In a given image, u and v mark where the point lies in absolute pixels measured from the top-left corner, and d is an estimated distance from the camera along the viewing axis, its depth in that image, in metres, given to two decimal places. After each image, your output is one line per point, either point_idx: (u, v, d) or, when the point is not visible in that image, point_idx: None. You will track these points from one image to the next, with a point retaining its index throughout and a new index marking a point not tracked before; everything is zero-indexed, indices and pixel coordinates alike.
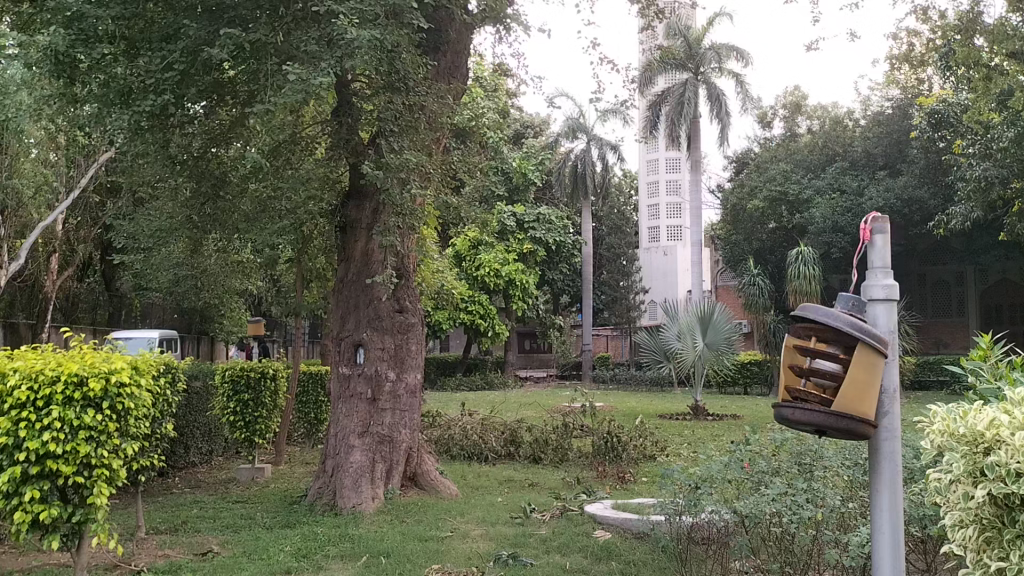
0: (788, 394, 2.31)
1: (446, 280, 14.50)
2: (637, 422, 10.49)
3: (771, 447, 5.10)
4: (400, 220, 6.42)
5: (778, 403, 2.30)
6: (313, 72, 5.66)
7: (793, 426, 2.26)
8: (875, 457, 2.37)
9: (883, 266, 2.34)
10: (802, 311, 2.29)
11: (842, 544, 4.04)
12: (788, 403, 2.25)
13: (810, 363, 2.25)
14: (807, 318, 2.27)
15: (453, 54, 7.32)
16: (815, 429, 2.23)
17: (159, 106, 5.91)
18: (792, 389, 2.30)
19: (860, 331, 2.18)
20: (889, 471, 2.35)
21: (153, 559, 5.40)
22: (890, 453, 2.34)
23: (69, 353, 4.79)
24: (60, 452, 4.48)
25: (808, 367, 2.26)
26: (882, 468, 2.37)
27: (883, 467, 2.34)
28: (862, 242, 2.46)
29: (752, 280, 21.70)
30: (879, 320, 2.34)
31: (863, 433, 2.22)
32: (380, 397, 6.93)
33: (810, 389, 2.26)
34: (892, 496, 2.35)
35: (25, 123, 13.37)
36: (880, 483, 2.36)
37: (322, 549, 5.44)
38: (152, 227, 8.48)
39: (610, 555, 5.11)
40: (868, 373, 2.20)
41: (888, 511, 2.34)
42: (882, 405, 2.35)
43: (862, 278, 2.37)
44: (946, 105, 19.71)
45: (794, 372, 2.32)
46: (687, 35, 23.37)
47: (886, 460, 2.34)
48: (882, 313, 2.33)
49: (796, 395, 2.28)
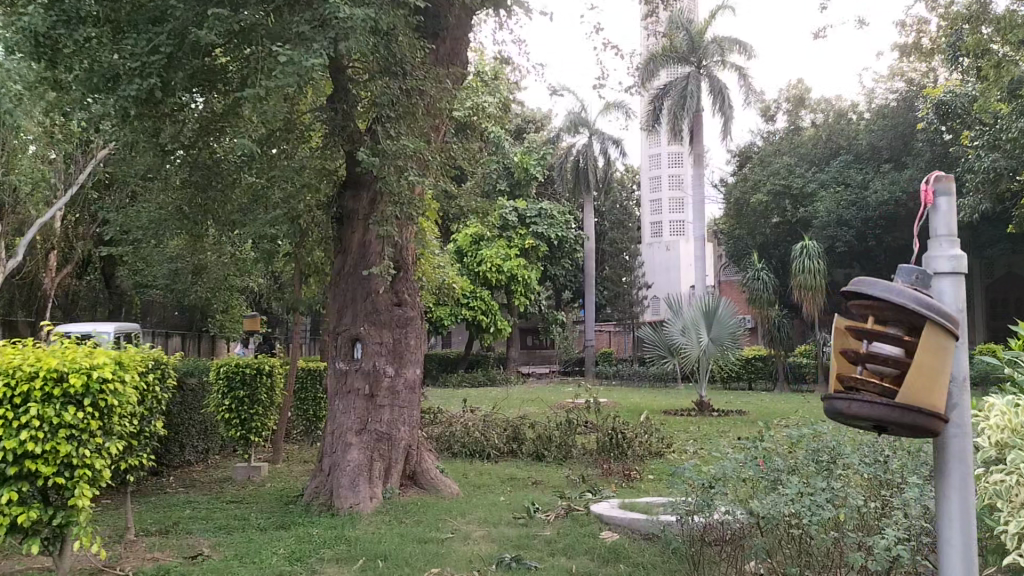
0: (841, 385, 1.93)
1: (445, 275, 14.27)
2: (642, 417, 10.28)
3: (788, 445, 4.87)
4: (398, 209, 6.19)
5: (829, 395, 1.92)
6: (304, 53, 5.45)
7: (850, 424, 1.87)
8: (942, 457, 1.95)
9: (951, 234, 1.98)
10: (855, 286, 1.91)
11: (866, 548, 3.80)
12: (840, 395, 1.88)
13: (867, 346, 1.87)
14: (862, 292, 1.88)
15: (452, 39, 7.07)
16: (874, 426, 1.84)
17: (144, 91, 5.67)
18: (845, 379, 1.93)
19: (926, 307, 1.81)
20: (959, 476, 1.93)
21: (140, 563, 5.18)
22: (961, 453, 1.91)
23: (49, 348, 4.57)
24: (39, 451, 4.25)
25: (865, 351, 1.88)
26: (952, 472, 1.94)
27: (952, 472, 1.92)
28: (922, 207, 2.07)
29: (756, 274, 21.49)
30: (945, 297, 1.97)
31: (930, 431, 1.83)
32: (379, 392, 6.70)
33: (867, 378, 1.88)
34: (963, 503, 1.93)
35: (22, 117, 13.17)
36: (948, 489, 1.93)
37: (317, 552, 5.21)
38: (142, 223, 8.26)
39: (619, 558, 4.89)
40: (938, 359, 1.82)
41: (959, 522, 1.91)
42: (951, 394, 1.94)
43: (925, 251, 2.00)
44: (954, 96, 19.35)
45: (848, 359, 1.94)
46: (690, 28, 23.07)
47: (956, 463, 1.91)
48: (948, 287, 1.96)
49: (850, 385, 1.90)
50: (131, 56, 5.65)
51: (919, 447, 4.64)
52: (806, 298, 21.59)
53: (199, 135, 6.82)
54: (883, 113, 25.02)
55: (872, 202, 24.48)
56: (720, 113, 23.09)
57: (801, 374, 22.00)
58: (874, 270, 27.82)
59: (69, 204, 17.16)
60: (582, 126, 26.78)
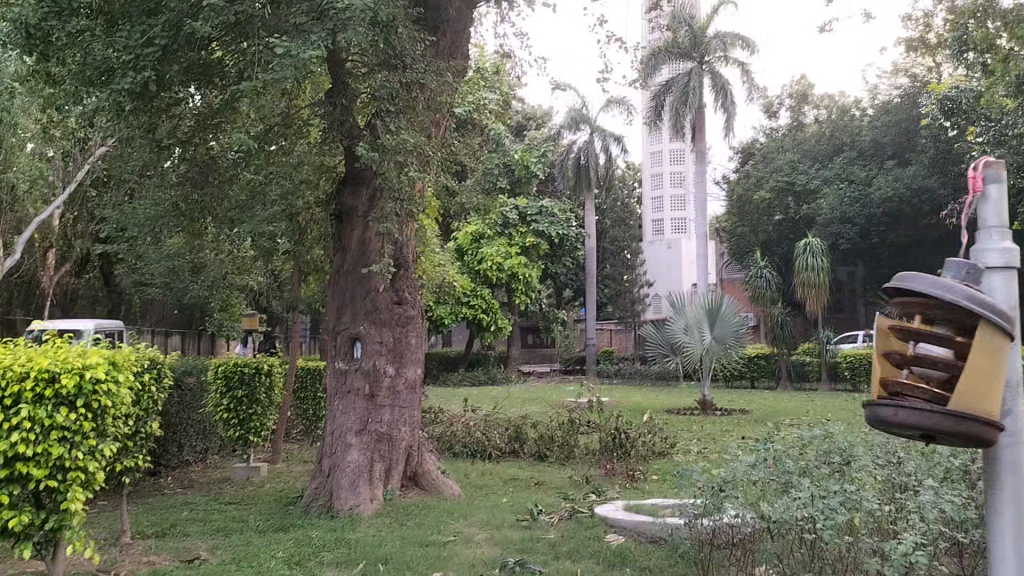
0: (884, 390, 1.91)
1: (446, 273, 14.12)
2: (646, 417, 10.16)
3: (798, 446, 4.76)
4: (399, 205, 6.06)
5: (872, 401, 1.89)
6: (302, 45, 5.34)
7: (897, 431, 1.85)
8: (994, 468, 1.92)
9: (1001, 224, 1.92)
10: (902, 283, 1.88)
11: (882, 553, 3.69)
12: (886, 402, 1.85)
13: (915, 348, 1.84)
14: (910, 290, 1.85)
15: (453, 32, 6.94)
16: (924, 433, 1.82)
17: (139, 83, 5.56)
18: (889, 383, 1.90)
19: (982, 306, 1.76)
20: (1012, 488, 1.90)
21: (137, 566, 5.07)
22: (1014, 465, 1.89)
23: (41, 348, 4.44)
24: (31, 454, 4.11)
25: (911, 354, 1.85)
26: (1004, 484, 1.91)
27: (1005, 484, 1.89)
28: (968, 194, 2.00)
29: (759, 273, 21.42)
30: (995, 293, 1.91)
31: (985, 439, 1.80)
32: (379, 392, 6.59)
33: (914, 383, 1.84)
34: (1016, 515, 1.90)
35: (19, 114, 13.05)
36: (1000, 502, 1.90)
37: (317, 556, 5.10)
38: (136, 221, 8.13)
39: (625, 562, 4.78)
40: (991, 362, 1.78)
41: (1013, 537, 1.88)
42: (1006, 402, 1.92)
43: (974, 242, 1.94)
44: (959, 92, 19.21)
45: (892, 362, 1.90)
46: (692, 24, 22.90)
47: (1010, 474, 1.89)
48: (999, 283, 1.91)
49: (895, 391, 1.87)
50: (125, 48, 5.53)
51: (934, 449, 4.52)
52: (809, 295, 21.46)
53: (195, 131, 6.70)
54: (886, 109, 24.94)
55: (876, 199, 24.53)
56: (722, 110, 22.96)
57: (804, 373, 21.93)
58: (877, 268, 27.69)
59: (67, 202, 17.03)
60: (583, 123, 26.65)
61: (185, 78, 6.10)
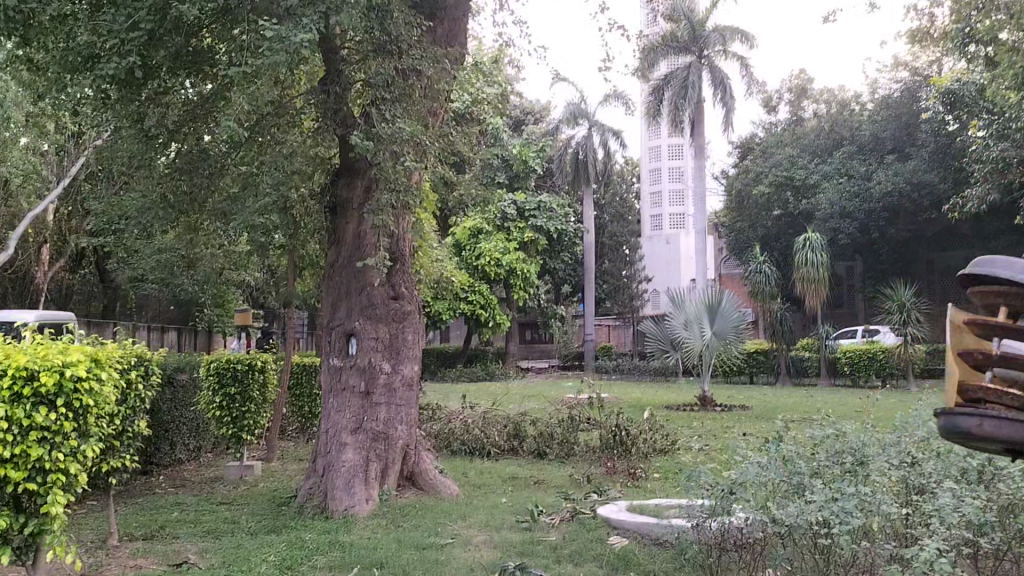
0: (959, 398, 1.63)
1: (444, 268, 13.91)
2: (647, 414, 9.98)
3: (811, 445, 4.58)
4: (394, 197, 5.87)
5: (949, 411, 1.61)
6: (293, 28, 5.20)
7: (979, 444, 1.58)
8: None
9: None
10: (980, 264, 1.63)
11: (903, 559, 3.51)
12: (966, 410, 1.59)
13: (1002, 346, 1.59)
14: (991, 274, 1.61)
15: (451, 20, 6.76)
16: (1013, 450, 1.56)
17: (123, 70, 5.38)
18: (965, 389, 1.63)
19: None
20: None
21: (122, 571, 4.88)
22: None
23: (20, 345, 4.25)
24: (9, 456, 3.91)
25: (997, 354, 1.59)
26: None
27: None
28: None
29: (759, 268, 21.05)
30: None
31: None
32: (375, 390, 6.40)
33: (997, 388, 1.59)
34: None
35: (11, 107, 12.82)
36: None
37: (310, 560, 4.92)
38: (125, 215, 7.96)
39: (629, 565, 4.59)
40: None
41: None
42: None
43: None
44: (962, 85, 19.06)
45: (973, 366, 1.63)
46: (692, 18, 22.70)
47: None
48: None
49: (974, 401, 1.61)
50: (109, 32, 5.38)
51: (951, 448, 4.35)
52: (809, 291, 21.29)
53: (184, 120, 6.50)
54: (886, 103, 24.91)
55: (875, 194, 24.35)
56: (721, 104, 22.77)
57: (803, 368, 21.76)
58: (877, 263, 27.54)
59: (61, 195, 16.80)
60: (582, 118, 26.46)
61: (173, 64, 5.97)
